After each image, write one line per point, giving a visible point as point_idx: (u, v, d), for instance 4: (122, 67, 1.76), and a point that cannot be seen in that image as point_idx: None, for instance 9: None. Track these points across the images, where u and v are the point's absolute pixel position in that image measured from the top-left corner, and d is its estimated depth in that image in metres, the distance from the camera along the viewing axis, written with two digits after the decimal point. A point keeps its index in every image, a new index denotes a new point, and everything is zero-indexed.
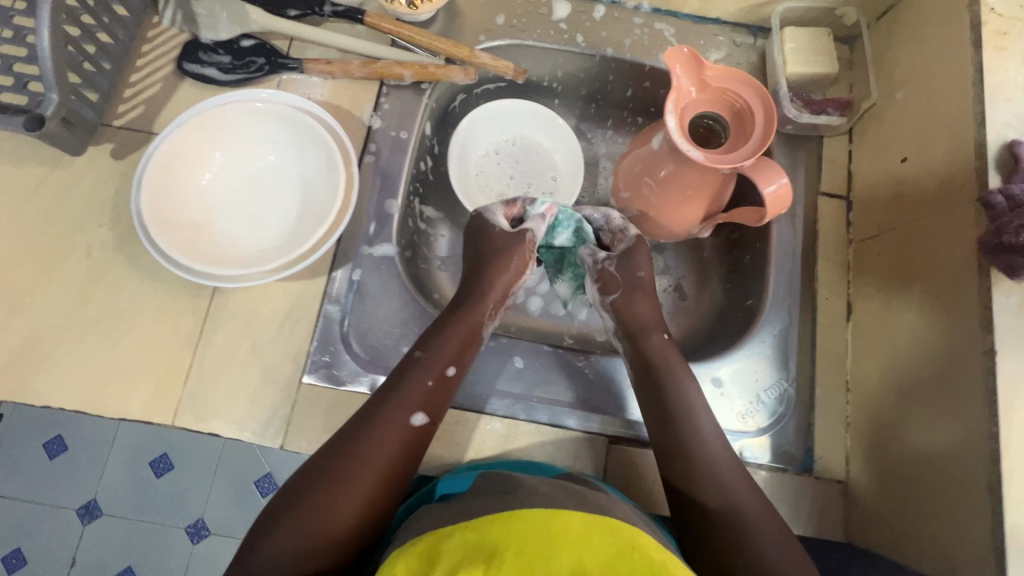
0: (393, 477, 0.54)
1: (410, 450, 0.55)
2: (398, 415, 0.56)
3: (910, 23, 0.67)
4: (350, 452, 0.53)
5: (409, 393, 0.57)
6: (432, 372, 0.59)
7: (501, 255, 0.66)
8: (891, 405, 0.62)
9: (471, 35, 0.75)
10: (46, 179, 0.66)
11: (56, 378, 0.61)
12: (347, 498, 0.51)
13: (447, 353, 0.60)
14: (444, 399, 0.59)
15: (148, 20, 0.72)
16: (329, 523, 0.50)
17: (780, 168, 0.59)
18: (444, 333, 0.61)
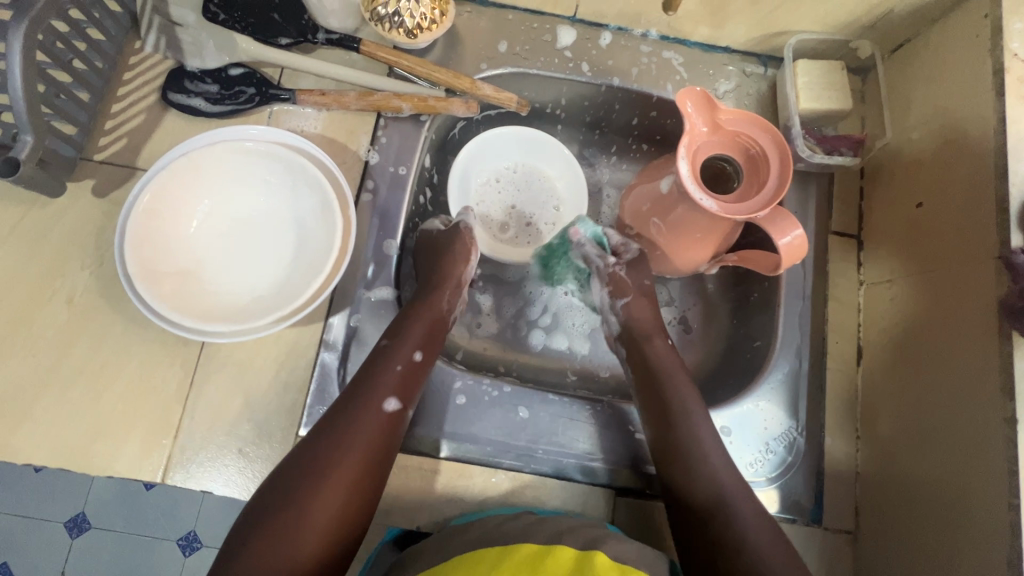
0: (371, 465, 0.54)
1: (385, 434, 0.55)
2: (369, 400, 0.56)
3: (928, 61, 0.65)
4: (324, 441, 0.53)
5: (380, 378, 0.57)
6: (400, 358, 0.59)
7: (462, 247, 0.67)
8: (903, 444, 0.62)
9: (472, 63, 0.72)
10: (23, 218, 0.62)
11: (37, 433, 0.58)
12: (324, 489, 0.51)
13: (414, 338, 0.60)
14: (416, 383, 0.59)
15: (129, 45, 0.68)
16: (308, 516, 0.49)
17: (795, 219, 0.57)
18: (413, 318, 0.62)
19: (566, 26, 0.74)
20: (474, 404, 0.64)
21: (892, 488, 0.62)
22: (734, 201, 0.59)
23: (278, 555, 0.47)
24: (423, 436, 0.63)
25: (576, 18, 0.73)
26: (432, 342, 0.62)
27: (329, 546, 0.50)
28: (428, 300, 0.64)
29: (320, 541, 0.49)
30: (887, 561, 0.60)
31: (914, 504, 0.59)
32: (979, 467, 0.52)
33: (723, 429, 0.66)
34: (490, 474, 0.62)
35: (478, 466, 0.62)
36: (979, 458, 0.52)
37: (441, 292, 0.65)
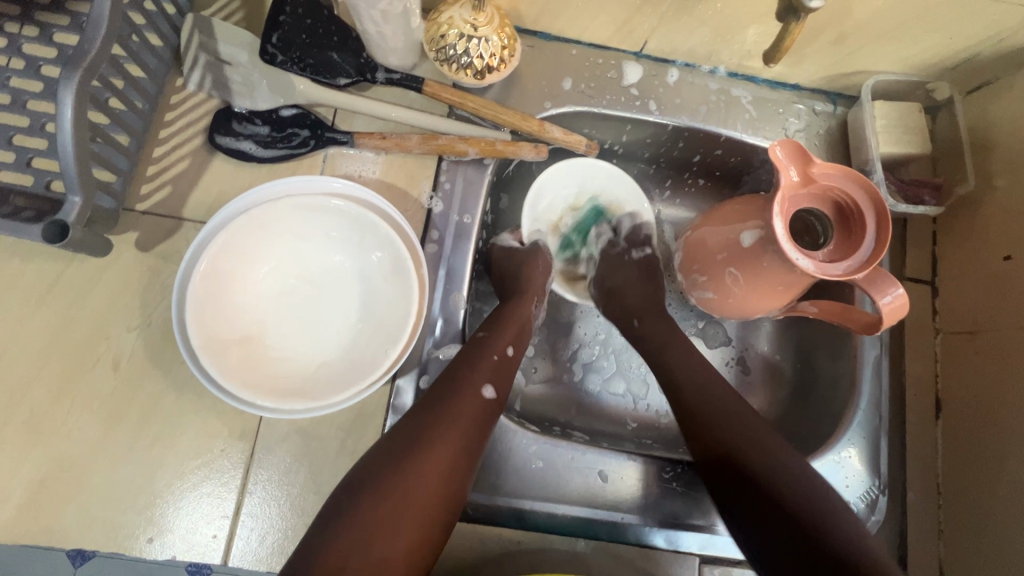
0: (469, 453, 0.50)
1: (483, 423, 0.52)
2: (468, 384, 0.53)
3: (1013, 107, 0.63)
4: (426, 421, 0.49)
5: (478, 365, 0.55)
6: (494, 349, 0.57)
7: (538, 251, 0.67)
8: (984, 469, 0.61)
9: (535, 101, 0.68)
10: (61, 276, 0.57)
11: (85, 513, 0.53)
12: (424, 466, 0.46)
13: (506, 334, 0.59)
14: (510, 379, 0.57)
15: (170, 82, 0.63)
16: (404, 495, 0.45)
17: (894, 278, 0.55)
18: (508, 320, 0.61)
19: (632, 62, 0.70)
20: (551, 468, 0.60)
21: (980, 549, 0.60)
22: (825, 259, 0.57)
23: (371, 539, 0.43)
24: (499, 503, 0.59)
25: (643, 53, 0.70)
26: (521, 341, 0.60)
27: (423, 533, 0.45)
28: (520, 301, 0.63)
29: (415, 527, 0.45)
30: None
31: (1004, 564, 0.57)
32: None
33: None
34: (571, 541, 0.60)
35: (555, 533, 0.60)
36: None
37: (526, 300, 0.64)
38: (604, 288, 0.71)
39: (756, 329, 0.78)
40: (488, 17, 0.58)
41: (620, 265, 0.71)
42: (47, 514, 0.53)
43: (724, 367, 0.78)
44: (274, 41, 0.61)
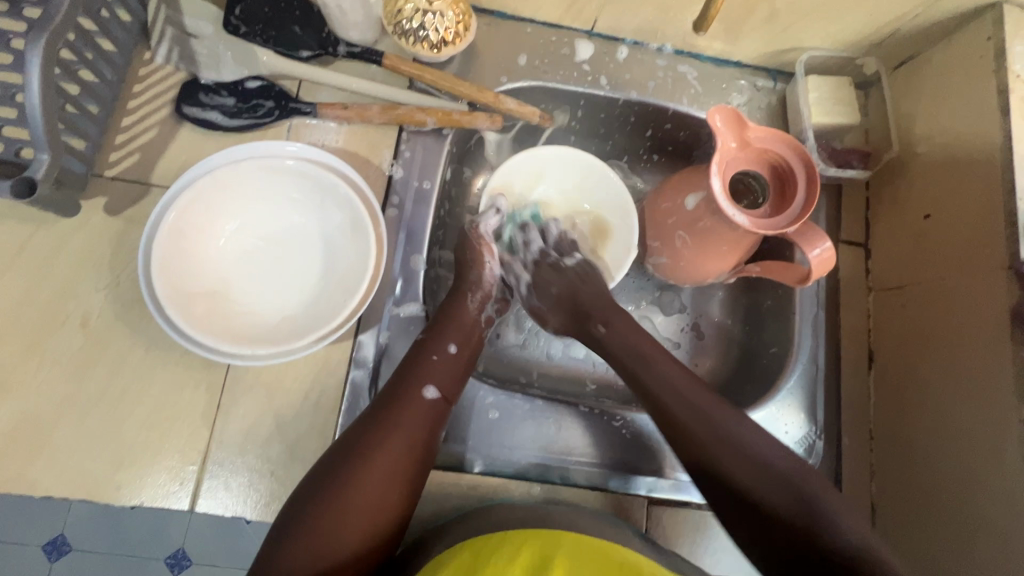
0: (414, 455, 0.53)
1: (428, 424, 0.55)
2: (411, 389, 0.56)
3: (931, 80, 0.69)
4: (369, 430, 0.53)
5: (423, 369, 0.58)
6: (434, 351, 0.59)
7: (479, 251, 0.69)
8: (911, 425, 0.66)
9: (492, 76, 0.72)
10: (31, 238, 0.59)
11: (54, 463, 0.55)
12: (366, 474, 0.51)
13: (448, 333, 0.61)
14: (458, 377, 0.60)
15: (138, 55, 0.65)
16: (348, 502, 0.49)
17: (822, 231, 0.60)
18: (453, 321, 0.62)
19: (584, 40, 0.74)
20: (506, 418, 0.64)
21: (906, 485, 0.65)
22: (762, 216, 0.61)
23: (322, 547, 0.48)
24: (459, 452, 0.62)
25: (594, 31, 0.74)
26: (468, 341, 0.62)
27: (368, 534, 0.50)
28: (459, 298, 0.65)
29: (357, 537, 0.49)
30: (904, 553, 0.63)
31: (926, 496, 0.63)
32: (991, 453, 0.56)
33: None
34: (527, 486, 0.63)
35: (512, 479, 0.63)
36: (990, 447, 0.57)
37: (466, 295, 0.66)
38: (548, 297, 0.69)
39: (708, 296, 0.81)
40: None
41: (563, 275, 0.69)
42: (17, 465, 0.55)
43: (677, 332, 0.80)
44: (237, 13, 0.64)
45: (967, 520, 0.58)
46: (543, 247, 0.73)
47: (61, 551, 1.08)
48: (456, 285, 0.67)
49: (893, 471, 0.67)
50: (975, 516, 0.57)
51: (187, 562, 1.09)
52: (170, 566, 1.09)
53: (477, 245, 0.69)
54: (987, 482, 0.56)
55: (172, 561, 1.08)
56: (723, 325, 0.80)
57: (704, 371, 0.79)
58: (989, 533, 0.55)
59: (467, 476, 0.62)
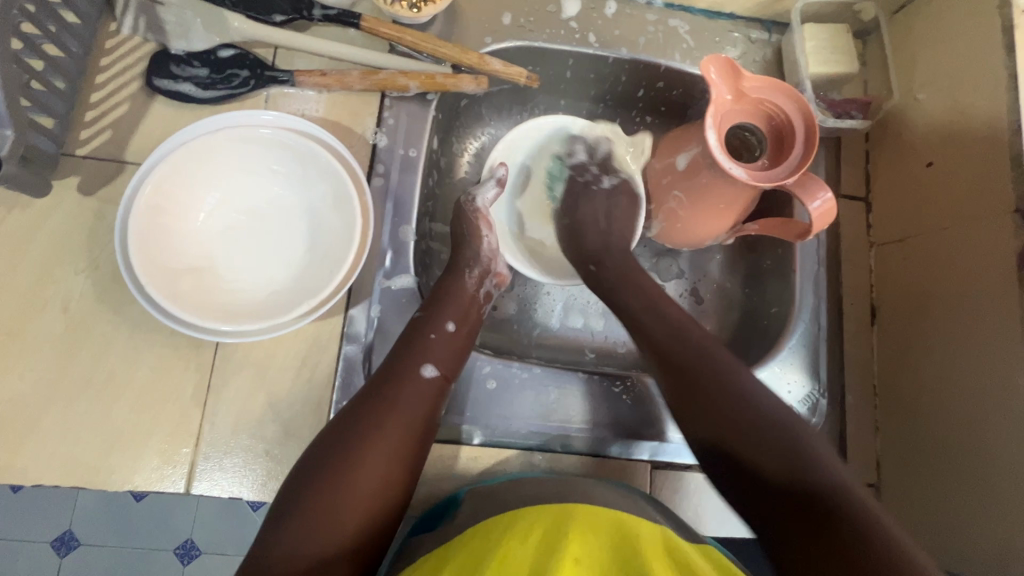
0: (415, 436, 0.52)
1: (429, 404, 0.54)
2: (410, 369, 0.54)
3: (932, 22, 0.66)
4: (369, 411, 0.51)
5: (420, 349, 0.56)
6: (435, 327, 0.57)
7: (474, 224, 0.66)
8: (915, 379, 0.65)
9: (476, 37, 0.69)
10: (3, 223, 0.57)
11: (43, 451, 0.54)
12: (370, 456, 0.49)
13: (448, 310, 0.59)
14: (456, 355, 0.58)
15: (103, 27, 0.62)
16: (353, 486, 0.47)
17: (823, 182, 0.57)
18: (448, 298, 0.60)
19: None
20: (505, 388, 0.63)
21: (912, 437, 0.64)
22: (760, 170, 0.59)
23: (321, 528, 0.46)
24: (458, 423, 0.61)
25: None
26: (468, 318, 0.60)
27: (372, 517, 0.48)
28: (457, 274, 0.63)
29: (359, 513, 0.47)
30: (911, 505, 0.63)
31: (933, 446, 0.62)
32: (1000, 396, 0.55)
33: None
34: (527, 455, 0.62)
35: (511, 449, 0.62)
36: (1000, 388, 0.55)
37: (465, 270, 0.64)
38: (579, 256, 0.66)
39: (707, 259, 0.80)
40: None
41: (594, 199, 0.69)
42: (6, 454, 0.53)
43: (676, 298, 0.79)
44: None
45: (980, 476, 0.56)
46: (585, 160, 0.72)
47: (70, 546, 1.07)
48: (453, 261, 0.65)
49: (898, 426, 0.66)
50: (988, 462, 0.56)
51: (196, 551, 1.08)
52: (179, 560, 1.09)
53: (474, 218, 0.66)
54: (994, 423, 0.56)
55: (180, 554, 1.08)
56: (723, 288, 0.79)
57: None
58: (1004, 488, 0.54)
59: (466, 447, 0.61)
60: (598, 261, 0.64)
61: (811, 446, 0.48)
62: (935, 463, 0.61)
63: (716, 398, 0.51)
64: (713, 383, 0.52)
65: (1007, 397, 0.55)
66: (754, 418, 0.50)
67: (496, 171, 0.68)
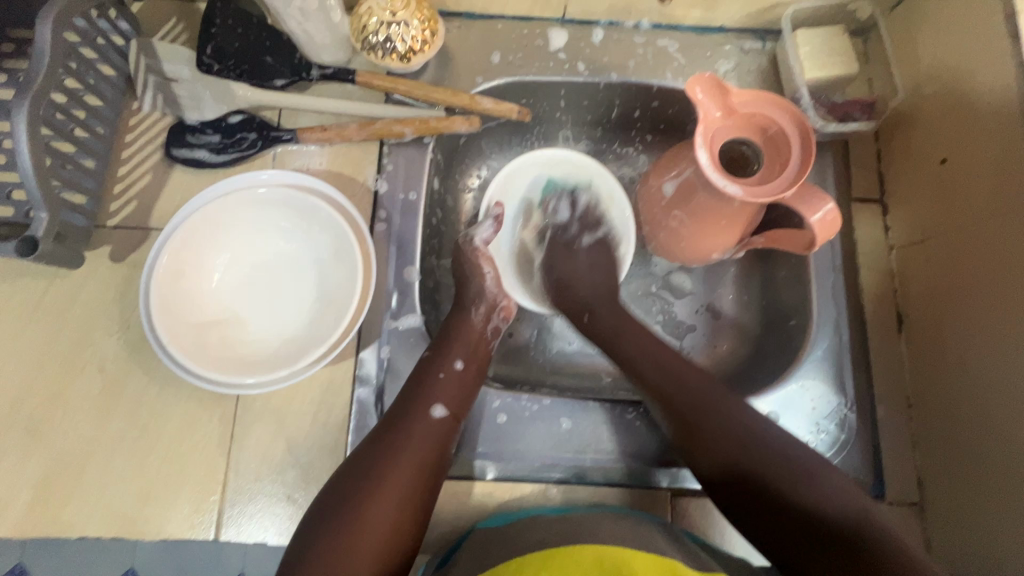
0: (427, 474, 0.53)
1: (439, 444, 0.54)
2: (420, 409, 0.55)
3: (933, 13, 0.64)
4: (380, 454, 0.52)
5: (430, 388, 0.57)
6: (444, 365, 0.58)
7: (475, 263, 0.66)
8: (952, 387, 0.61)
9: (467, 78, 0.71)
10: (46, 293, 0.63)
11: (88, 503, 0.58)
12: (384, 496, 0.49)
13: (457, 348, 0.60)
14: (465, 392, 0.58)
15: (126, 106, 0.67)
16: (368, 527, 0.48)
17: (824, 193, 0.56)
18: (454, 336, 0.61)
19: (557, 29, 0.73)
20: (515, 421, 0.63)
21: (951, 450, 0.60)
22: (758, 183, 0.58)
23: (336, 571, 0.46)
24: (471, 459, 0.61)
25: (566, 18, 0.73)
26: (475, 355, 0.61)
27: (386, 558, 0.48)
28: (461, 311, 0.64)
29: (372, 555, 0.47)
30: (960, 525, 0.59)
31: (976, 461, 0.58)
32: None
33: (769, 414, 0.65)
34: (543, 488, 0.62)
35: (526, 482, 0.62)
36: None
37: (471, 306, 0.64)
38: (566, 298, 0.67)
39: (722, 273, 0.78)
40: (404, 2, 0.62)
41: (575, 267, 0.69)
42: (55, 508, 0.58)
43: (693, 315, 0.77)
44: (208, 52, 0.66)
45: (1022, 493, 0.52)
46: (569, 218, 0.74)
47: None
48: (458, 302, 0.65)
49: (935, 439, 0.63)
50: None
51: None
52: None
53: (474, 258, 0.66)
54: None
55: None
56: (741, 302, 0.76)
57: (724, 352, 0.75)
58: None
59: (480, 482, 0.61)
60: (592, 311, 0.64)
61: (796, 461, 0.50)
62: (977, 479, 0.57)
63: (714, 436, 0.53)
64: (704, 416, 0.54)
65: None
66: (748, 448, 0.51)
67: (492, 211, 0.68)
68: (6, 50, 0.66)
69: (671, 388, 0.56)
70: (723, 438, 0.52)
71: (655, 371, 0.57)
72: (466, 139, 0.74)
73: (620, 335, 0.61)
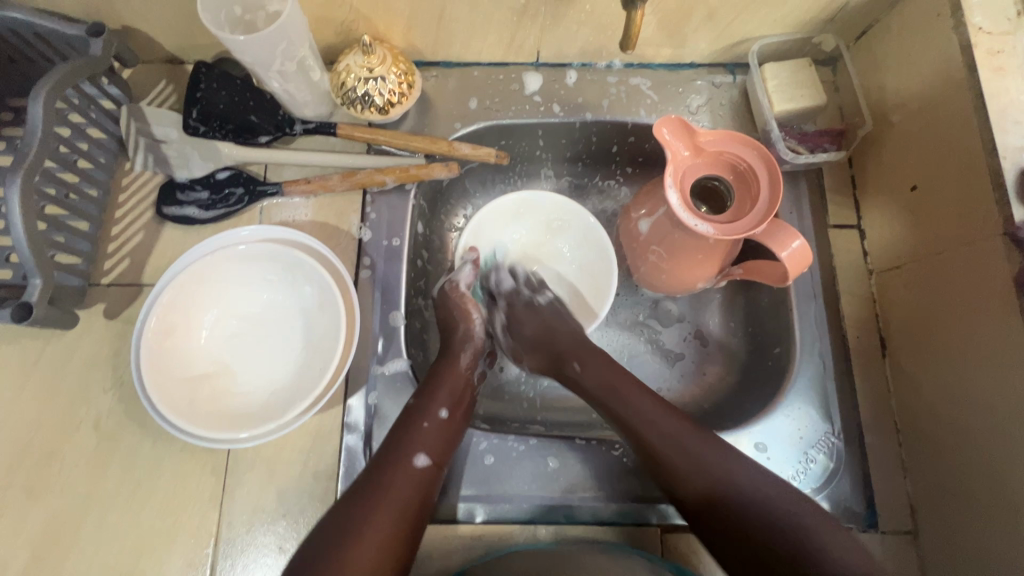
0: (409, 525, 0.53)
1: (421, 494, 0.55)
2: (403, 458, 0.56)
3: (894, 44, 0.65)
4: (360, 505, 0.52)
5: (414, 438, 0.57)
6: (429, 415, 0.59)
7: (465, 309, 0.68)
8: (938, 412, 0.61)
9: (446, 124, 0.74)
10: (43, 352, 0.64)
11: (84, 560, 0.59)
12: (367, 551, 0.49)
13: (442, 397, 0.61)
14: (449, 442, 0.59)
15: (119, 167, 0.70)
16: None
17: (794, 228, 0.57)
18: (440, 384, 0.62)
19: (532, 73, 0.75)
20: (502, 461, 0.63)
21: (940, 476, 0.60)
22: (729, 219, 0.58)
23: None
24: (460, 502, 0.62)
25: (540, 62, 0.75)
26: (460, 402, 0.62)
27: None
28: (449, 358, 0.65)
29: None
30: (955, 553, 0.58)
31: (966, 487, 0.57)
32: (1018, 430, 0.52)
33: (756, 445, 0.65)
34: (532, 529, 0.62)
35: (515, 523, 0.62)
36: (1012, 419, 0.52)
37: (458, 353, 0.66)
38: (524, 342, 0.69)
39: (706, 301, 0.78)
40: (380, 58, 0.64)
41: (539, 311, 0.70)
42: (52, 566, 0.59)
43: (680, 344, 0.77)
44: (195, 115, 0.69)
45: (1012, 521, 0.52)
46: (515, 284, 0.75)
47: None
48: (447, 348, 0.66)
49: (925, 465, 0.62)
50: (1015, 500, 0.52)
51: None
52: None
53: (462, 304, 0.68)
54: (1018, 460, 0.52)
55: None
56: (727, 330, 0.77)
57: (712, 381, 0.75)
58: None
59: (470, 526, 0.62)
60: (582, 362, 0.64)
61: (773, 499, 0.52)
62: (968, 507, 0.57)
63: (685, 472, 0.55)
64: (680, 455, 0.55)
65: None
66: (722, 486, 0.53)
67: (470, 256, 0.70)
68: (4, 118, 0.69)
69: (651, 430, 0.57)
70: (690, 468, 0.55)
71: (638, 415, 0.58)
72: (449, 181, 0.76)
73: (612, 392, 0.61)
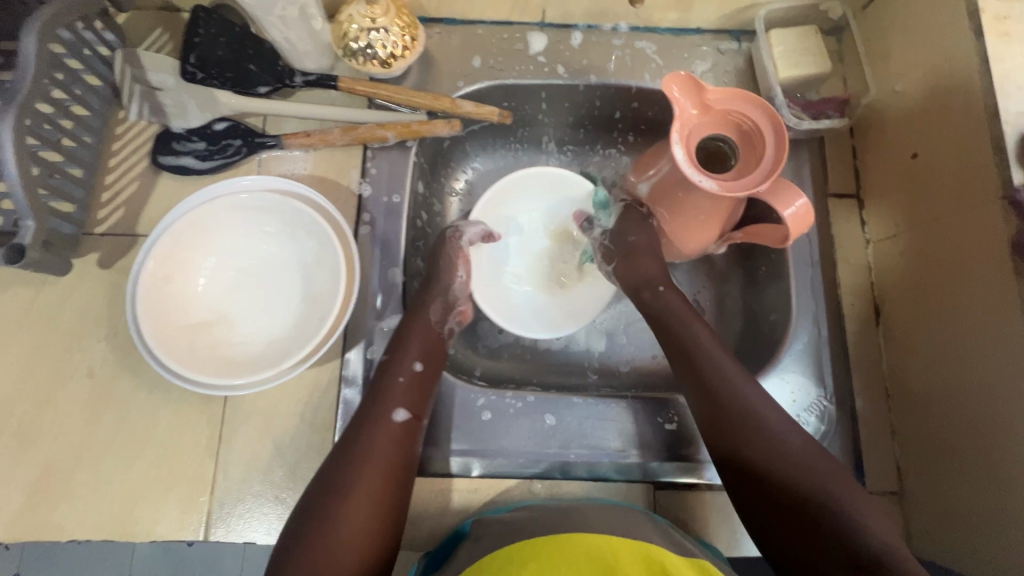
0: (397, 478, 0.53)
1: (403, 444, 0.55)
2: (380, 414, 0.55)
3: (902, 11, 0.65)
4: (345, 464, 0.52)
5: (388, 392, 0.57)
6: (403, 369, 0.59)
7: (452, 259, 0.67)
8: (927, 377, 0.62)
9: (449, 81, 0.73)
10: (34, 301, 0.63)
11: (79, 506, 0.59)
12: (352, 509, 0.50)
13: (412, 350, 0.60)
14: (424, 393, 0.59)
15: (113, 115, 0.68)
16: (335, 535, 0.48)
17: (796, 188, 0.57)
18: (411, 333, 0.61)
19: (537, 32, 0.74)
20: (500, 417, 0.64)
21: (928, 440, 0.62)
22: (732, 178, 0.58)
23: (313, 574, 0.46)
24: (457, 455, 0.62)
25: (545, 22, 0.74)
26: (433, 354, 0.61)
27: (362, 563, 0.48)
28: (420, 308, 0.64)
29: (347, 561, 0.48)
30: (939, 513, 0.60)
31: (951, 449, 0.59)
32: (1001, 392, 0.53)
33: None
34: (527, 483, 0.63)
35: (513, 478, 0.63)
36: (998, 382, 0.53)
37: (429, 302, 0.64)
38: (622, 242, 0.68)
39: (704, 271, 0.78)
40: (383, 8, 0.63)
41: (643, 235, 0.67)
42: (46, 512, 0.58)
43: None
44: (192, 60, 0.67)
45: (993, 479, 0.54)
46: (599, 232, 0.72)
47: None
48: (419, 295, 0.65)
49: (912, 429, 0.64)
50: (998, 461, 0.53)
51: None
52: None
53: (454, 255, 0.67)
54: (1003, 422, 0.53)
55: None
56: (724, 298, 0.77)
57: None
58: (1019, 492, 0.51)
59: (466, 480, 0.62)
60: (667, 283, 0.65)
61: (818, 461, 0.52)
62: (952, 467, 0.59)
63: (733, 418, 0.55)
64: (736, 407, 0.55)
65: (1011, 392, 0.52)
66: (764, 450, 0.53)
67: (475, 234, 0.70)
68: None
69: (709, 363, 0.58)
70: (736, 416, 0.55)
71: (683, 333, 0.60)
72: (450, 139, 0.75)
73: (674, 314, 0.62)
